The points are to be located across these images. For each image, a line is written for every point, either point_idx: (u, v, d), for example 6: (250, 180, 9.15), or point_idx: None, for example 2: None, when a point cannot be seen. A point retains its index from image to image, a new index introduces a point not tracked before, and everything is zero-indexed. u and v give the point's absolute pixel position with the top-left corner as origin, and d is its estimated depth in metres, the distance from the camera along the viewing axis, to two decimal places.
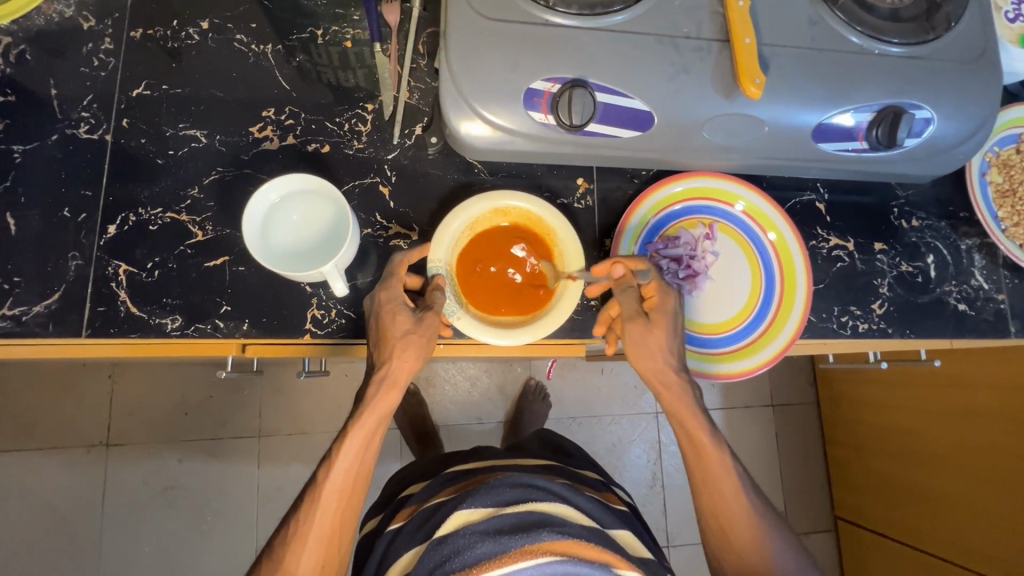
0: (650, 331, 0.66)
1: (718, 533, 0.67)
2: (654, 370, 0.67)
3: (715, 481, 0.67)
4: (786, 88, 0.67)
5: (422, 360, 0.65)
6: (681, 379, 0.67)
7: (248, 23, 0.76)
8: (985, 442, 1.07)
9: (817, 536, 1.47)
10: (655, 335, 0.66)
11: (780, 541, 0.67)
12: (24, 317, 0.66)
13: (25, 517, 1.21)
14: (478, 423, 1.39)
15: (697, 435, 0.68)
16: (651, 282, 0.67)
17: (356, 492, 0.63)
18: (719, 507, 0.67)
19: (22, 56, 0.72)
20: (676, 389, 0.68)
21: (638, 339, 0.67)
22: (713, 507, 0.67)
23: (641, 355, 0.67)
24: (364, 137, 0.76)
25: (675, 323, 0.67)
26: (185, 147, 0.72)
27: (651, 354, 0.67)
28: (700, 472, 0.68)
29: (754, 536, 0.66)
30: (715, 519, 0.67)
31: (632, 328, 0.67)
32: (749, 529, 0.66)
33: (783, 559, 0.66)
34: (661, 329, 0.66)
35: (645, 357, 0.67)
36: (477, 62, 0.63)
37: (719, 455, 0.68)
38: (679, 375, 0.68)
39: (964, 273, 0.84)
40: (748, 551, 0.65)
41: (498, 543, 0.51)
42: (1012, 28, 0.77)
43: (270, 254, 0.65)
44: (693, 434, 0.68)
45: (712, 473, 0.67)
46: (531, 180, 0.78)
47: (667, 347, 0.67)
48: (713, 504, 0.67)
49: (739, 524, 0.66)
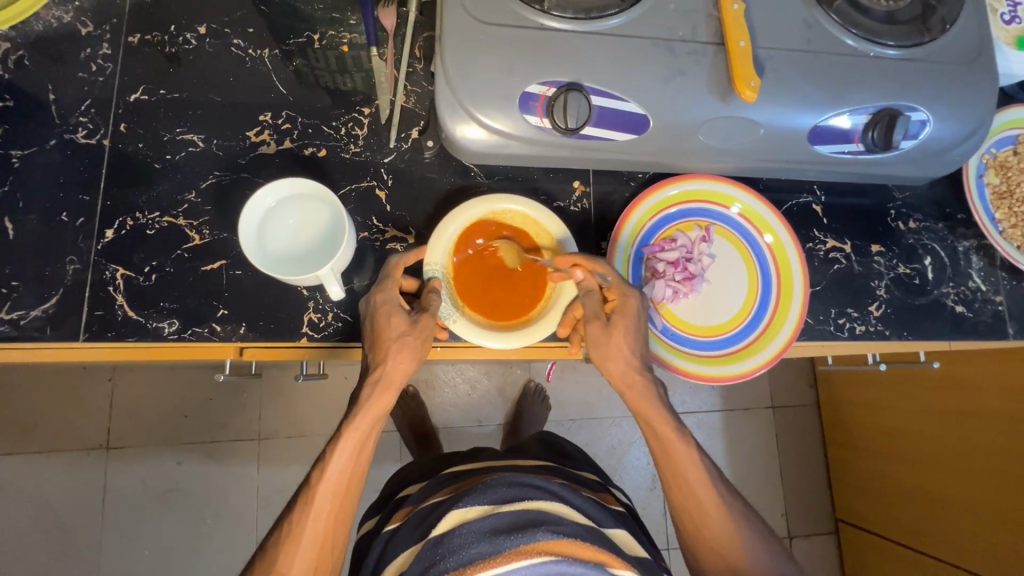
0: (610, 333, 0.66)
1: (693, 530, 0.67)
2: (617, 372, 0.67)
3: (685, 479, 0.67)
4: (781, 90, 0.67)
5: (417, 362, 0.65)
6: (645, 379, 0.67)
7: (246, 28, 0.76)
8: (984, 444, 1.06)
9: (818, 538, 1.46)
10: (615, 337, 0.66)
11: (755, 536, 0.66)
12: (23, 321, 0.66)
13: (25, 520, 1.21)
14: (478, 425, 1.40)
15: (665, 434, 0.68)
16: (613, 285, 0.67)
17: (351, 493, 0.63)
18: (691, 504, 0.67)
19: (21, 61, 0.72)
20: (640, 389, 0.67)
21: (600, 343, 0.66)
22: (685, 505, 0.67)
23: (603, 358, 0.67)
24: (361, 140, 0.76)
25: (636, 324, 0.67)
26: (183, 151, 0.73)
27: (613, 356, 0.67)
28: (670, 471, 0.68)
29: (728, 533, 0.66)
30: (688, 516, 0.67)
31: (593, 329, 0.66)
32: (723, 526, 0.66)
33: (759, 555, 0.65)
34: (622, 331, 0.66)
35: (607, 359, 0.67)
36: (472, 66, 0.63)
37: (687, 453, 0.67)
38: (643, 374, 0.67)
39: (962, 275, 0.84)
40: (724, 548, 0.65)
41: (493, 543, 0.51)
42: (1008, 30, 0.77)
43: (267, 259, 0.65)
44: (661, 434, 0.68)
45: (682, 471, 0.67)
46: (527, 183, 0.78)
47: (627, 350, 0.67)
48: (685, 502, 0.67)
49: (712, 521, 0.66)
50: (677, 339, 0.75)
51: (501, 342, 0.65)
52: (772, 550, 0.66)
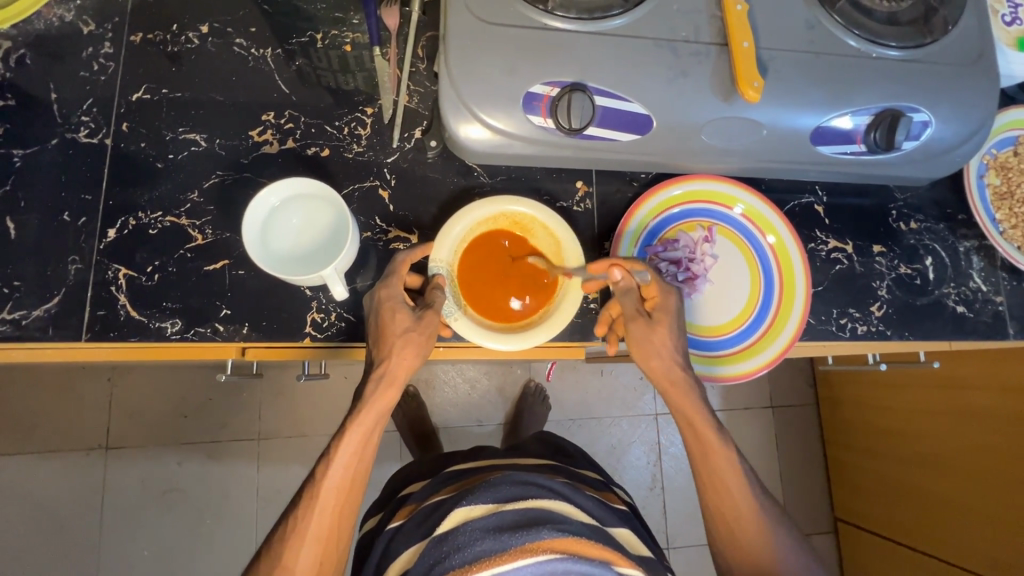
0: (653, 330, 0.67)
1: (723, 528, 0.67)
2: (659, 368, 0.68)
3: (721, 478, 0.67)
4: (784, 91, 0.67)
5: (421, 358, 0.65)
6: (687, 377, 0.68)
7: (248, 27, 0.76)
8: (983, 443, 1.07)
9: (817, 537, 1.47)
10: (658, 334, 0.67)
11: (788, 540, 0.67)
12: (25, 321, 0.66)
13: (23, 520, 1.21)
14: (479, 425, 1.40)
15: (704, 433, 0.68)
16: (652, 282, 0.68)
17: (355, 490, 0.63)
18: (725, 502, 0.67)
19: (22, 60, 0.72)
20: (682, 387, 0.68)
21: (642, 337, 0.67)
22: (718, 503, 0.67)
23: (647, 353, 0.67)
24: (364, 140, 0.76)
25: (677, 321, 0.68)
26: (185, 150, 0.73)
27: (657, 352, 0.67)
28: (707, 469, 0.68)
29: (759, 531, 0.66)
30: (721, 514, 0.67)
31: (635, 326, 0.67)
32: (755, 524, 0.66)
33: (788, 554, 0.66)
34: (664, 328, 0.67)
35: (650, 355, 0.67)
36: (476, 66, 0.63)
37: (725, 452, 0.68)
38: (685, 372, 0.68)
39: (962, 275, 0.85)
40: (753, 546, 0.65)
41: (498, 540, 0.52)
42: (1009, 32, 0.77)
43: (270, 259, 0.65)
44: (700, 432, 0.68)
45: (718, 469, 0.67)
46: (530, 184, 0.78)
47: (671, 346, 0.67)
48: (718, 500, 0.67)
49: (745, 520, 0.66)
50: None
51: (502, 342, 0.65)
52: (798, 547, 0.67)
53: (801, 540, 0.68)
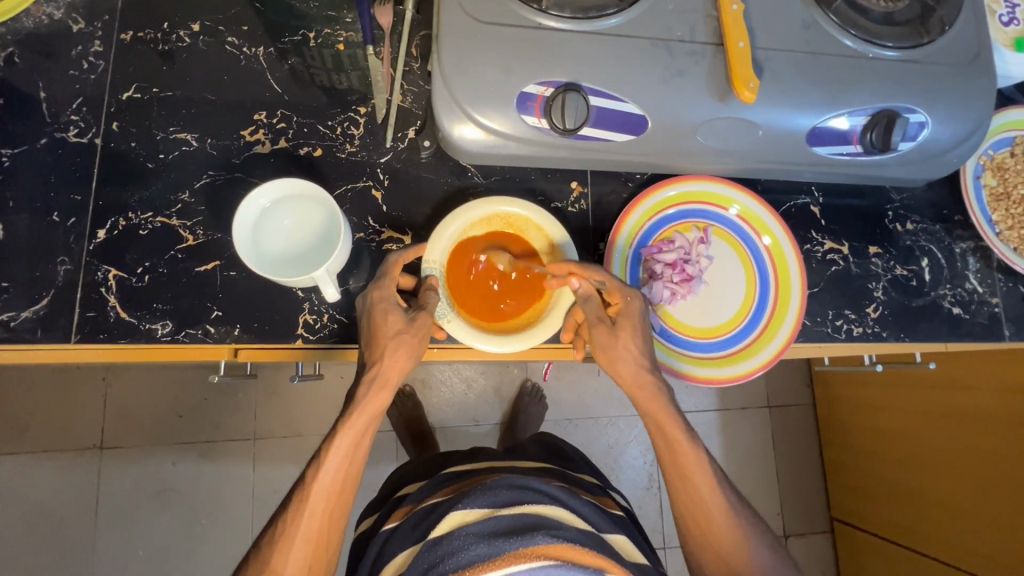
0: (617, 335, 0.66)
1: (696, 532, 0.67)
2: (626, 373, 0.67)
3: (692, 483, 0.67)
4: (779, 91, 0.66)
5: (413, 360, 0.65)
6: (655, 380, 0.67)
7: (240, 25, 0.75)
8: (979, 444, 1.07)
9: (813, 537, 1.47)
10: (622, 339, 0.66)
11: (760, 541, 0.66)
12: (14, 323, 0.65)
13: (17, 520, 1.20)
14: (475, 425, 1.39)
15: (674, 436, 0.67)
16: (613, 288, 0.67)
17: (346, 492, 0.63)
18: (697, 508, 0.66)
19: (11, 58, 0.71)
20: (649, 390, 0.67)
21: (607, 344, 0.66)
22: (690, 508, 0.67)
23: (612, 359, 0.67)
24: (357, 140, 0.75)
25: (641, 325, 0.67)
26: (176, 150, 0.72)
27: (622, 357, 0.66)
28: (677, 474, 0.67)
29: (732, 535, 0.66)
30: (693, 519, 0.67)
31: (598, 333, 0.66)
32: (728, 529, 0.66)
33: (762, 558, 0.66)
34: (628, 332, 0.66)
35: (615, 361, 0.66)
36: (469, 65, 0.63)
37: (695, 455, 0.67)
38: (654, 375, 0.67)
39: (958, 277, 0.84)
40: (726, 551, 0.65)
41: (492, 545, 0.51)
42: (1007, 32, 0.77)
43: (261, 261, 0.65)
44: (670, 436, 0.67)
45: (688, 472, 0.67)
46: (524, 184, 0.78)
47: (636, 350, 0.66)
48: (691, 505, 0.67)
49: (717, 525, 0.66)
50: (674, 341, 0.75)
51: (500, 345, 0.64)
52: (774, 551, 0.67)
53: (777, 544, 0.68)
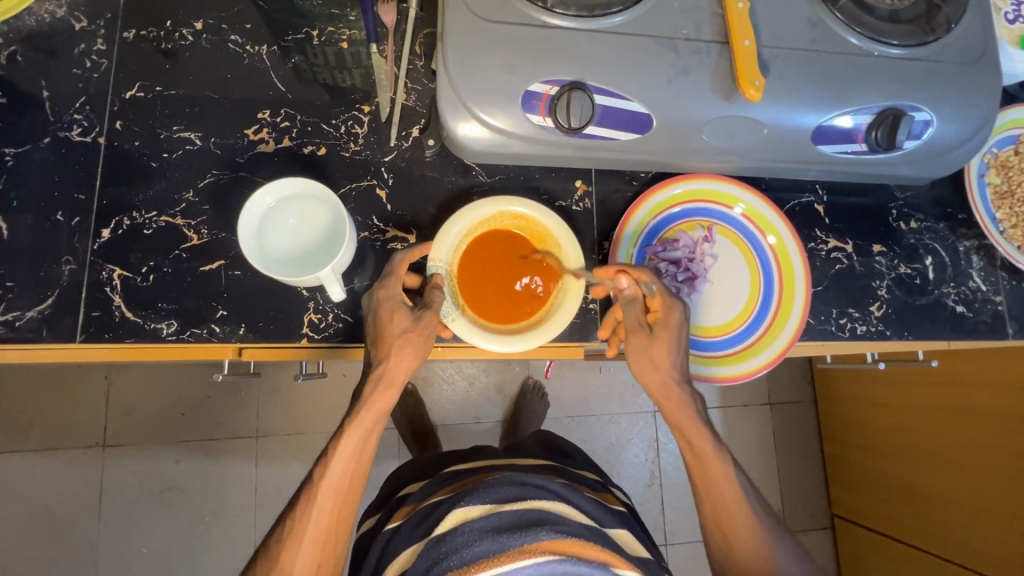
0: (653, 344, 0.66)
1: (723, 544, 0.67)
2: (657, 383, 0.67)
3: (719, 493, 0.67)
4: (785, 89, 0.66)
5: (420, 359, 0.65)
6: (683, 391, 0.68)
7: (243, 24, 0.75)
8: (983, 442, 1.07)
9: (814, 534, 1.48)
10: (658, 349, 0.66)
11: (785, 549, 0.67)
12: (19, 322, 0.65)
13: (21, 518, 1.20)
14: (477, 423, 1.39)
15: (701, 446, 0.68)
16: (657, 295, 0.66)
17: (353, 490, 0.63)
18: (723, 519, 0.67)
19: (14, 57, 0.71)
20: (678, 400, 0.68)
21: (641, 352, 0.67)
22: (717, 520, 0.67)
23: (644, 367, 0.67)
24: (361, 139, 0.75)
25: (679, 337, 0.67)
26: (180, 149, 0.72)
27: (654, 367, 0.67)
28: (704, 485, 0.68)
29: (759, 546, 0.66)
30: (719, 530, 0.67)
31: (635, 340, 0.67)
32: (752, 534, 0.66)
33: (788, 564, 0.66)
34: (665, 342, 0.66)
35: (647, 369, 0.67)
36: (474, 63, 0.62)
37: (723, 466, 0.68)
38: (682, 386, 0.68)
39: (962, 275, 0.84)
40: (753, 561, 0.66)
41: (496, 541, 0.51)
42: (1012, 29, 0.77)
43: (268, 262, 0.65)
44: (699, 447, 0.68)
45: (716, 485, 0.67)
46: (529, 183, 0.78)
47: (670, 362, 0.67)
48: (717, 517, 0.67)
49: (745, 537, 0.66)
50: None
51: (507, 346, 0.64)
52: (795, 553, 0.68)
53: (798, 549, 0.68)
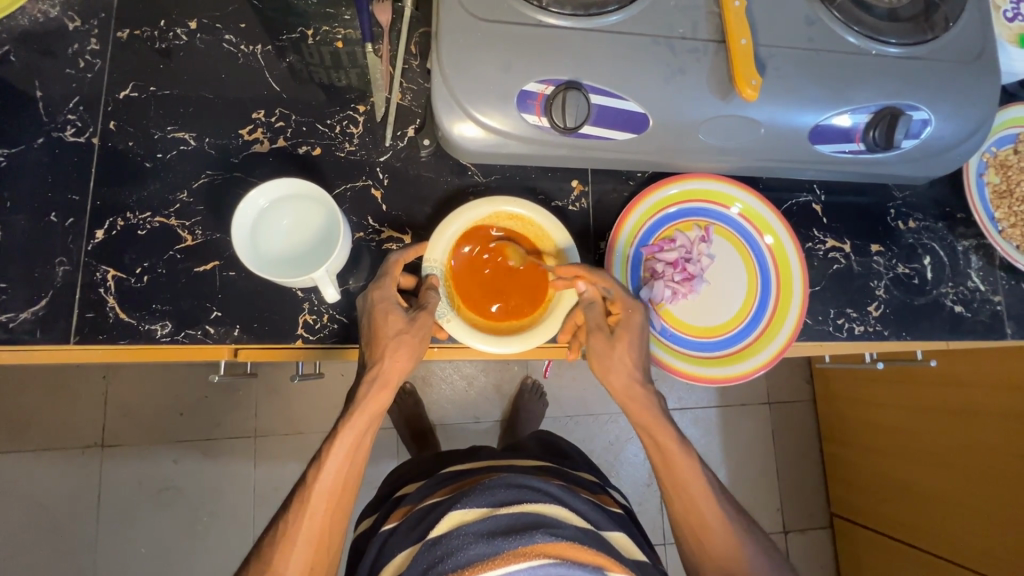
0: (614, 346, 0.66)
1: (692, 538, 0.67)
2: (619, 384, 0.68)
3: (687, 490, 0.67)
4: (782, 88, 0.66)
5: (414, 360, 0.64)
6: (646, 391, 0.68)
7: (238, 23, 0.75)
8: (982, 441, 1.06)
9: (813, 533, 1.47)
10: (619, 351, 0.66)
11: (755, 546, 0.66)
12: (12, 324, 0.65)
13: (19, 518, 1.20)
14: (475, 422, 1.39)
15: (665, 444, 0.68)
16: (616, 297, 0.66)
17: (347, 492, 0.63)
18: (690, 514, 0.67)
19: (7, 56, 0.70)
20: (640, 399, 0.68)
21: (602, 354, 0.67)
22: (685, 516, 0.67)
23: (606, 369, 0.67)
24: (356, 139, 0.75)
25: (639, 339, 0.66)
26: (174, 149, 0.71)
27: (616, 368, 0.67)
28: (671, 481, 0.68)
29: (728, 542, 0.66)
30: (687, 525, 0.67)
31: (596, 342, 0.67)
32: (724, 537, 0.66)
33: (758, 561, 0.66)
34: (626, 344, 0.66)
35: (610, 371, 0.67)
36: (469, 63, 0.62)
37: (688, 462, 0.67)
38: (644, 386, 0.68)
39: (961, 275, 0.84)
40: (723, 558, 0.65)
41: (491, 544, 0.51)
42: (1011, 28, 0.76)
43: (262, 263, 0.64)
44: (664, 445, 0.68)
45: (683, 482, 0.67)
46: (525, 183, 0.77)
47: (632, 363, 0.67)
48: (685, 512, 0.67)
49: (713, 533, 0.66)
50: (675, 340, 0.75)
51: (502, 347, 0.64)
52: (768, 554, 0.67)
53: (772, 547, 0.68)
